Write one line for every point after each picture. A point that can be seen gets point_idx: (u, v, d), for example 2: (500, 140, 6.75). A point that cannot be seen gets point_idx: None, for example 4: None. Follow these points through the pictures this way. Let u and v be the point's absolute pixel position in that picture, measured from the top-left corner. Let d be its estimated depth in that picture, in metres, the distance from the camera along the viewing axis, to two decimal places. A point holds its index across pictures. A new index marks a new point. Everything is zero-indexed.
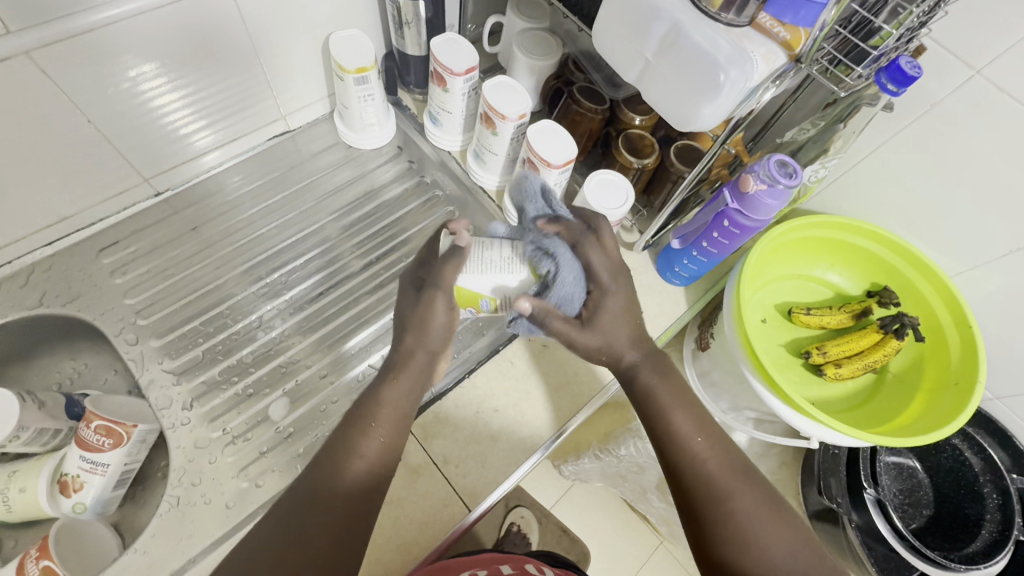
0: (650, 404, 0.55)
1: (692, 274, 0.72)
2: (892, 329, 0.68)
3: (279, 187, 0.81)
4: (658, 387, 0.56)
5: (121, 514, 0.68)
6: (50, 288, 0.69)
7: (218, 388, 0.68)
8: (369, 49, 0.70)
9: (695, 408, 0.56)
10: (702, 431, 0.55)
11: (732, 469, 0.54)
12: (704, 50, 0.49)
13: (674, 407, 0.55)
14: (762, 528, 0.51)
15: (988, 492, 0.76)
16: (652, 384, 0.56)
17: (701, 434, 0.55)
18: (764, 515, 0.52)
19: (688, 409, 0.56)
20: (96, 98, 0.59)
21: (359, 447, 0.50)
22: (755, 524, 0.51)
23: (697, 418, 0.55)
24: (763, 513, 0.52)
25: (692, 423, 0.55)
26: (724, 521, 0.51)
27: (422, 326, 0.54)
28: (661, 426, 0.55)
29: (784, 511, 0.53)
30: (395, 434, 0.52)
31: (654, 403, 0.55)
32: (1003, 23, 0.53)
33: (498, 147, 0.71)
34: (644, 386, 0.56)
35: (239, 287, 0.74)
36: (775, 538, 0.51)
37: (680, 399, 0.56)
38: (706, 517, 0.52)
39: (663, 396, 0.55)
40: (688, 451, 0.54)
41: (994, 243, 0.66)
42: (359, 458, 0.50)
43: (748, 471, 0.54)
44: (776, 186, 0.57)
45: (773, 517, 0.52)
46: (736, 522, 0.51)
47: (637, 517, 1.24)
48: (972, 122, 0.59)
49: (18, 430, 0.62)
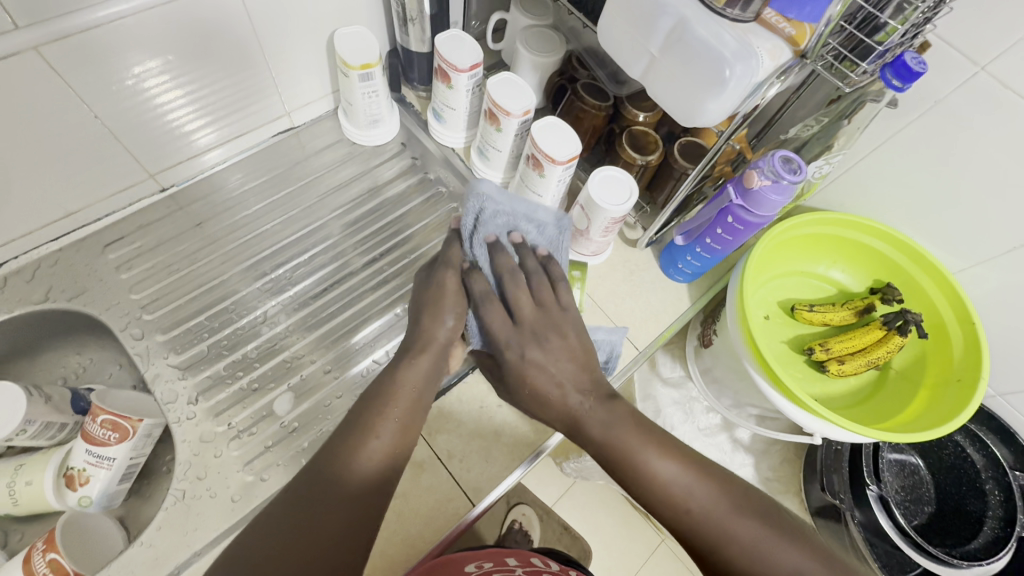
0: (609, 460, 0.51)
1: (696, 270, 0.72)
2: (895, 326, 0.67)
3: (283, 183, 0.81)
4: (617, 433, 0.52)
5: (127, 508, 0.68)
6: (56, 282, 0.70)
7: (223, 382, 0.68)
8: (373, 46, 0.70)
9: (663, 448, 0.51)
10: (679, 472, 0.50)
11: (725, 501, 0.48)
12: (710, 45, 0.49)
13: (643, 451, 0.50)
14: (778, 557, 0.45)
15: (990, 488, 0.77)
16: (608, 432, 0.52)
17: (679, 473, 0.49)
18: (776, 542, 0.46)
19: (655, 450, 0.51)
20: (101, 94, 0.59)
21: (379, 430, 0.50)
22: (765, 556, 0.45)
23: (669, 455, 0.50)
24: (773, 540, 0.46)
25: (667, 462, 0.50)
26: (732, 562, 0.46)
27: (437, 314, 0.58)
28: (633, 476, 0.50)
29: (795, 531, 0.47)
30: (411, 419, 0.52)
31: (614, 455, 0.51)
32: (1008, 18, 0.53)
33: (502, 143, 0.71)
34: (603, 436, 0.52)
35: (243, 282, 0.74)
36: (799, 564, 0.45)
37: (646, 441, 0.51)
38: (715, 559, 0.46)
39: (620, 445, 0.51)
40: (668, 494, 0.49)
41: (997, 240, 0.66)
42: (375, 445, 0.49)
43: (744, 497, 0.48)
44: (780, 182, 0.57)
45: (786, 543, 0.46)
46: (747, 559, 0.45)
47: (638, 515, 1.24)
48: (976, 118, 0.59)
49: (25, 423, 0.62)
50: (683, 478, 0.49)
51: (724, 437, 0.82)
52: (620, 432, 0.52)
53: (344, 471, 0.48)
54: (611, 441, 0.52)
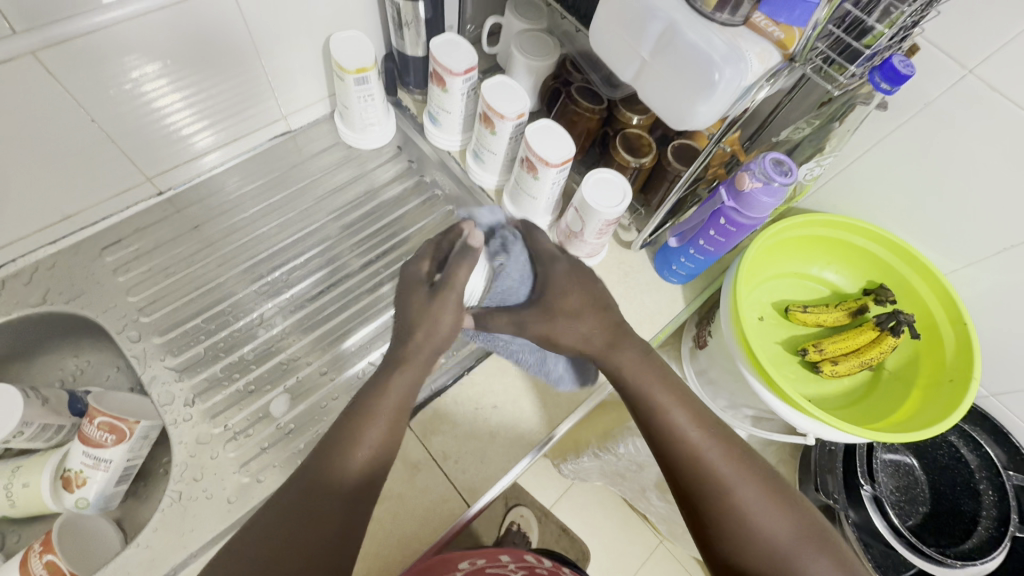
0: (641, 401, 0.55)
1: (690, 272, 0.72)
2: (888, 326, 0.68)
3: (280, 186, 0.82)
4: (651, 384, 0.55)
5: (124, 509, 0.69)
6: (53, 285, 0.70)
7: (219, 384, 0.69)
8: (368, 50, 0.70)
9: (691, 402, 0.55)
10: (701, 426, 0.53)
11: (732, 461, 0.52)
12: (699, 49, 0.50)
13: (670, 404, 0.54)
14: (764, 518, 0.50)
15: (984, 488, 0.78)
16: (643, 379, 0.55)
17: (698, 428, 0.53)
18: (765, 506, 0.50)
19: (684, 403, 0.54)
20: (99, 98, 0.60)
21: (365, 435, 0.50)
22: (759, 517, 0.50)
23: (691, 411, 0.54)
24: (766, 503, 0.50)
25: (689, 417, 0.54)
26: (727, 515, 0.50)
27: (432, 322, 0.55)
28: (657, 424, 0.54)
29: (792, 501, 0.52)
30: (395, 427, 0.52)
31: (645, 399, 0.55)
32: (995, 21, 0.53)
33: (497, 146, 0.71)
34: (637, 382, 0.55)
35: (240, 285, 0.75)
36: (781, 528, 0.50)
37: (675, 395, 0.55)
38: (706, 508, 0.51)
39: (655, 390, 0.55)
40: (686, 446, 0.52)
41: (988, 241, 0.67)
42: (362, 445, 0.50)
43: (750, 462, 0.52)
44: (771, 184, 0.57)
45: (776, 508, 0.51)
46: (736, 513, 0.50)
47: (636, 516, 1.24)
48: (964, 121, 0.60)
49: (22, 425, 0.63)
50: (701, 433, 0.53)
51: None
52: (652, 383, 0.55)
53: (333, 471, 0.48)
54: (642, 388, 0.55)
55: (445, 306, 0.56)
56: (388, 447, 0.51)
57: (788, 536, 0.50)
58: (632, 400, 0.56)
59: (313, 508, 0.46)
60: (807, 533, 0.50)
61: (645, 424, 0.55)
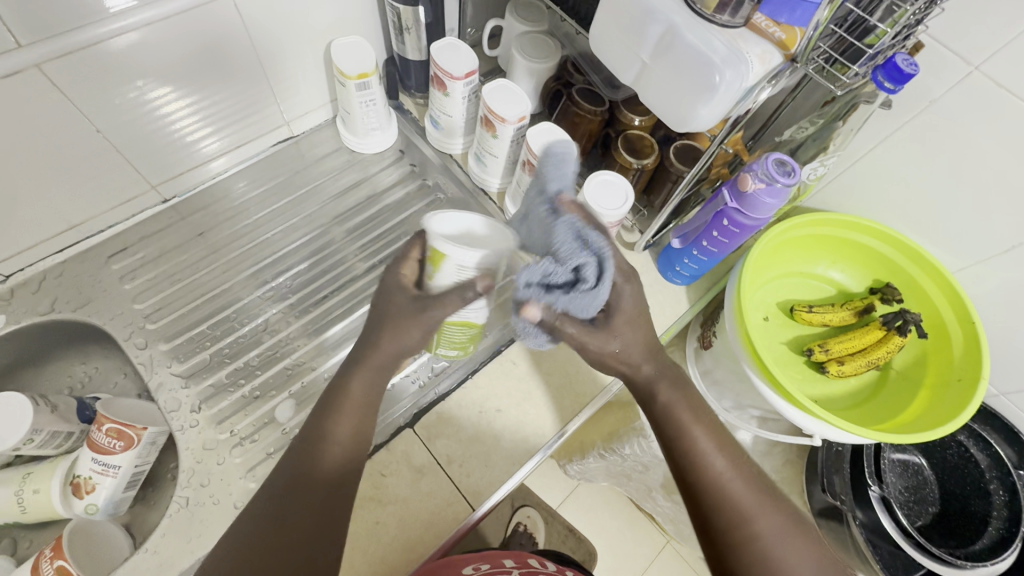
0: (668, 425, 0.54)
1: (693, 273, 0.72)
2: (895, 326, 0.67)
3: (284, 191, 0.82)
4: (678, 406, 0.55)
5: (132, 515, 0.69)
6: (61, 293, 0.71)
7: (225, 390, 0.69)
8: (369, 55, 0.71)
9: (717, 429, 0.55)
10: (725, 452, 0.54)
11: (754, 493, 0.52)
12: (699, 52, 0.49)
13: (696, 429, 0.54)
14: (786, 551, 0.50)
15: (994, 488, 0.77)
16: (669, 405, 0.55)
17: (723, 457, 0.53)
18: (786, 540, 0.51)
19: (709, 429, 0.55)
20: (105, 108, 0.60)
21: (346, 433, 0.52)
22: (778, 549, 0.50)
23: (717, 439, 0.54)
24: (786, 536, 0.51)
25: (714, 443, 0.54)
26: (745, 543, 0.50)
27: None
28: (682, 448, 0.54)
29: (810, 532, 0.52)
30: (362, 424, 0.53)
31: (673, 423, 0.54)
32: (1000, 17, 0.53)
33: (498, 149, 0.71)
34: (663, 407, 0.55)
35: (245, 290, 0.75)
36: (801, 561, 0.50)
37: (702, 422, 0.55)
38: (724, 537, 0.51)
39: (683, 415, 0.54)
40: (710, 472, 0.52)
41: (997, 239, 0.66)
42: (335, 443, 0.51)
43: (772, 493, 0.53)
44: (774, 185, 0.57)
45: (797, 541, 0.51)
46: (758, 545, 0.50)
47: (643, 517, 1.24)
48: (970, 119, 0.59)
49: (31, 433, 0.64)
50: (726, 462, 0.53)
51: None
52: (681, 407, 0.55)
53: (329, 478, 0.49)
54: (669, 413, 0.54)
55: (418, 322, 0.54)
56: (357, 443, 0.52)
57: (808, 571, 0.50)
58: (657, 425, 0.55)
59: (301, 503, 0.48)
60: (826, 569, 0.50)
61: (669, 449, 0.55)
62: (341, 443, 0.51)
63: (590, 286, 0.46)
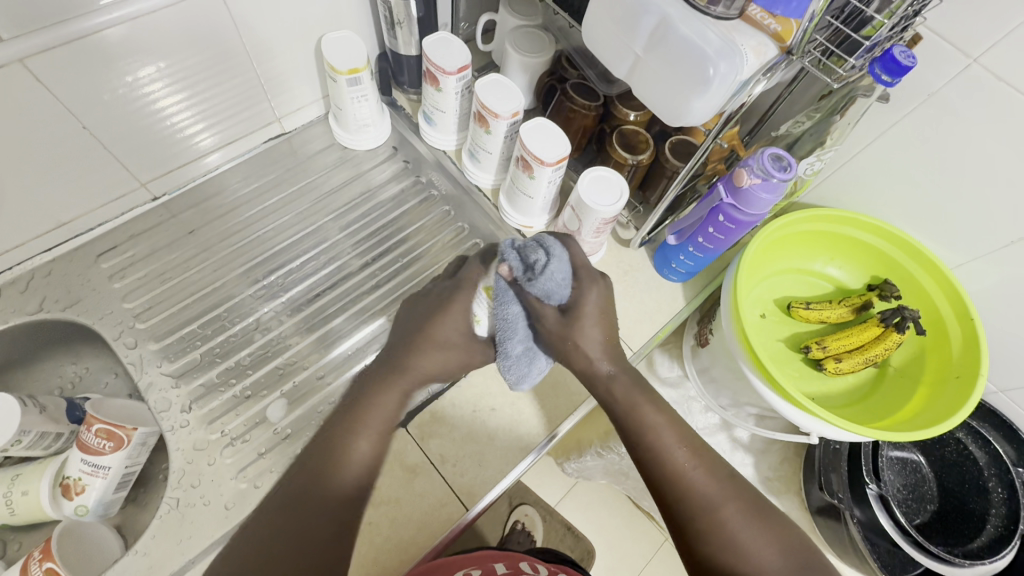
0: (630, 421, 0.54)
1: (690, 270, 0.71)
2: (893, 323, 0.66)
3: (276, 189, 0.81)
4: (638, 403, 0.55)
5: (123, 516, 0.69)
6: (50, 292, 0.70)
7: (216, 390, 0.68)
8: (361, 49, 0.70)
9: (677, 423, 0.55)
10: (686, 444, 0.54)
11: (715, 479, 0.52)
12: (693, 43, 0.49)
13: (657, 420, 0.54)
14: (749, 535, 0.50)
15: (993, 486, 0.76)
16: (628, 397, 0.55)
17: (683, 445, 0.53)
18: (750, 524, 0.50)
19: (670, 423, 0.55)
20: (94, 103, 0.60)
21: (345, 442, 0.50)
22: (745, 537, 0.50)
23: (677, 429, 0.54)
24: (751, 524, 0.50)
25: (675, 436, 0.54)
26: (712, 534, 0.50)
27: None
28: (644, 443, 0.54)
29: (779, 521, 0.52)
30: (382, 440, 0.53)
31: (634, 420, 0.54)
32: (999, 8, 0.52)
33: (492, 145, 0.71)
34: (625, 402, 0.55)
35: (236, 289, 0.74)
36: (766, 545, 0.49)
37: (661, 413, 0.55)
38: (691, 529, 0.51)
39: (644, 410, 0.54)
40: (671, 464, 0.53)
41: (998, 233, 0.65)
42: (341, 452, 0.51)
43: (733, 479, 0.53)
44: (769, 180, 0.56)
45: (761, 526, 0.50)
46: (721, 530, 0.50)
47: (641, 514, 1.23)
48: (971, 112, 0.58)
49: (19, 434, 0.63)
50: (685, 449, 0.53)
51: (723, 437, 0.81)
52: (638, 398, 0.55)
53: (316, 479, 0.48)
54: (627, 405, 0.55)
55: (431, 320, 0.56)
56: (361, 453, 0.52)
57: (773, 555, 0.49)
58: (618, 421, 0.55)
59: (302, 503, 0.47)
60: (794, 555, 0.50)
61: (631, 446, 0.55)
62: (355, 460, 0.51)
63: (537, 272, 0.54)
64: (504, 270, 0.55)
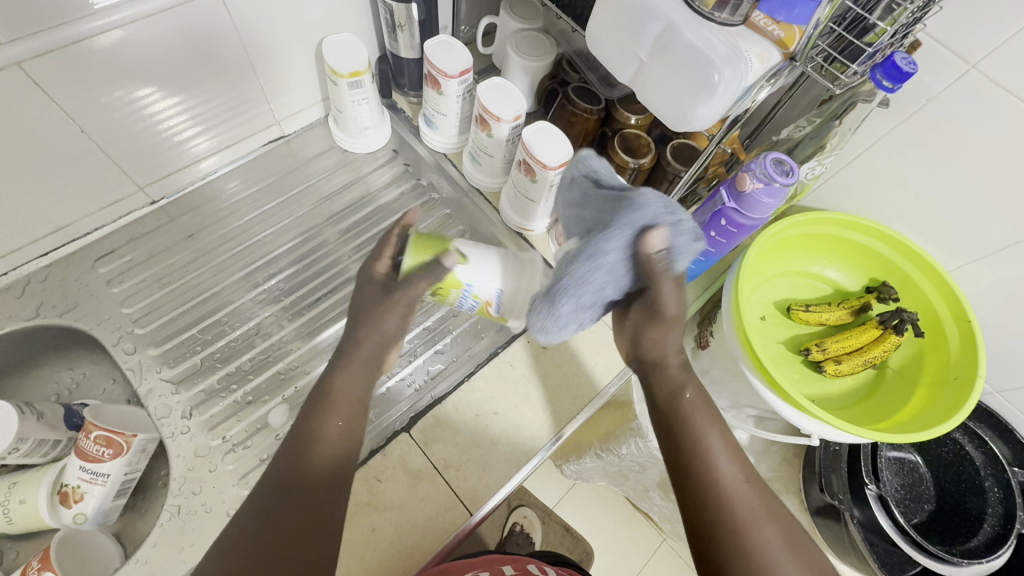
0: (684, 427, 0.54)
1: (690, 273, 0.71)
2: (891, 325, 0.67)
3: (275, 192, 0.81)
4: (693, 408, 0.55)
5: (122, 523, 0.68)
6: (46, 298, 0.69)
7: (217, 395, 0.68)
8: (362, 53, 0.69)
9: (729, 437, 0.54)
10: (735, 460, 0.53)
11: (760, 501, 0.51)
12: (698, 50, 0.49)
13: (710, 432, 0.54)
14: (783, 563, 0.49)
15: (989, 486, 0.76)
16: (684, 403, 0.55)
17: (731, 463, 0.53)
18: (790, 552, 0.49)
19: (722, 435, 0.54)
20: (90, 107, 0.59)
21: (322, 433, 0.51)
22: (779, 564, 0.48)
23: (729, 444, 0.54)
24: (786, 553, 0.49)
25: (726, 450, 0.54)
26: (745, 553, 0.49)
27: (378, 320, 0.56)
28: (693, 449, 0.53)
29: (812, 553, 0.51)
30: (354, 419, 0.53)
31: (687, 425, 0.54)
32: (997, 14, 0.52)
33: (493, 149, 0.71)
34: (677, 403, 0.55)
35: (236, 293, 0.74)
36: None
37: (715, 425, 0.54)
38: (725, 545, 0.49)
39: (700, 417, 0.55)
40: (718, 476, 0.52)
41: (994, 236, 0.66)
42: (326, 444, 0.51)
43: (774, 505, 0.52)
44: (772, 184, 0.56)
45: (795, 555, 0.50)
46: (759, 556, 0.48)
47: (639, 515, 1.23)
48: (968, 118, 0.59)
49: (16, 442, 0.62)
50: (733, 466, 0.53)
51: None
52: (695, 404, 0.55)
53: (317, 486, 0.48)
54: (684, 413, 0.55)
55: (393, 309, 0.56)
56: (348, 443, 0.52)
57: None
58: (668, 424, 0.55)
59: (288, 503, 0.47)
60: None
61: (678, 450, 0.54)
62: (331, 441, 0.51)
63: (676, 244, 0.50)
64: (657, 240, 0.49)
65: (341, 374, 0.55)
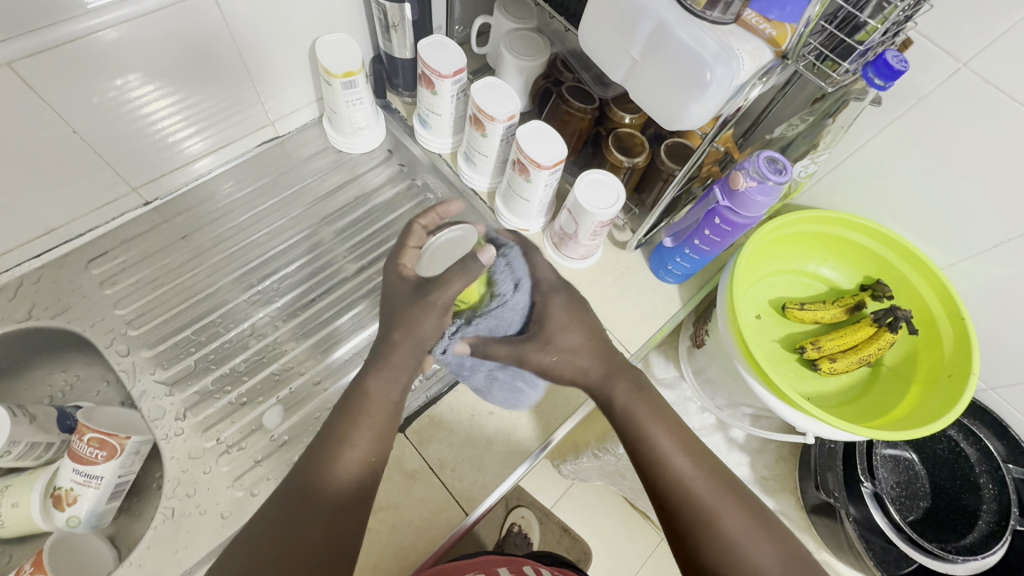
0: (629, 429, 0.56)
1: (685, 271, 0.72)
2: (886, 322, 0.67)
3: (270, 193, 0.80)
4: (635, 407, 0.56)
5: (117, 525, 0.68)
6: (39, 300, 0.69)
7: (211, 397, 0.68)
8: (356, 53, 0.69)
9: (678, 429, 0.56)
10: (687, 452, 0.54)
11: (718, 488, 0.53)
12: (690, 49, 0.49)
13: (657, 429, 0.55)
14: (752, 547, 0.50)
15: (984, 482, 0.77)
16: (624, 405, 0.56)
17: (685, 458, 0.54)
18: (754, 534, 0.51)
19: (669, 429, 0.55)
20: (82, 107, 0.59)
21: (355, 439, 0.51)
22: (744, 545, 0.50)
23: (678, 437, 0.55)
24: (750, 534, 0.51)
25: (677, 444, 0.55)
26: (711, 542, 0.51)
27: (412, 324, 0.54)
28: (643, 448, 0.55)
29: (779, 533, 0.52)
30: (387, 428, 0.53)
31: (633, 426, 0.55)
32: (988, 12, 0.53)
33: (488, 149, 0.71)
34: (620, 406, 0.56)
35: (231, 295, 0.74)
36: (770, 560, 0.50)
37: (663, 423, 0.55)
38: (690, 535, 0.52)
39: (642, 416, 0.56)
40: (671, 471, 0.53)
41: (987, 234, 0.66)
42: (355, 453, 0.51)
43: (735, 491, 0.54)
44: (765, 183, 0.56)
45: (763, 536, 0.51)
46: (722, 542, 0.50)
47: (637, 515, 1.23)
48: (960, 115, 0.59)
49: (9, 444, 0.62)
50: (688, 461, 0.54)
51: (719, 437, 0.82)
52: (636, 405, 0.56)
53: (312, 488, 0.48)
54: (628, 415, 0.56)
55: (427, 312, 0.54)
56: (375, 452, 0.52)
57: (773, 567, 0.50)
58: (619, 428, 0.57)
59: (300, 512, 0.47)
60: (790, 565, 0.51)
61: (633, 451, 0.56)
62: (360, 446, 0.51)
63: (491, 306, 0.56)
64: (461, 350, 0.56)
65: (361, 376, 0.55)
